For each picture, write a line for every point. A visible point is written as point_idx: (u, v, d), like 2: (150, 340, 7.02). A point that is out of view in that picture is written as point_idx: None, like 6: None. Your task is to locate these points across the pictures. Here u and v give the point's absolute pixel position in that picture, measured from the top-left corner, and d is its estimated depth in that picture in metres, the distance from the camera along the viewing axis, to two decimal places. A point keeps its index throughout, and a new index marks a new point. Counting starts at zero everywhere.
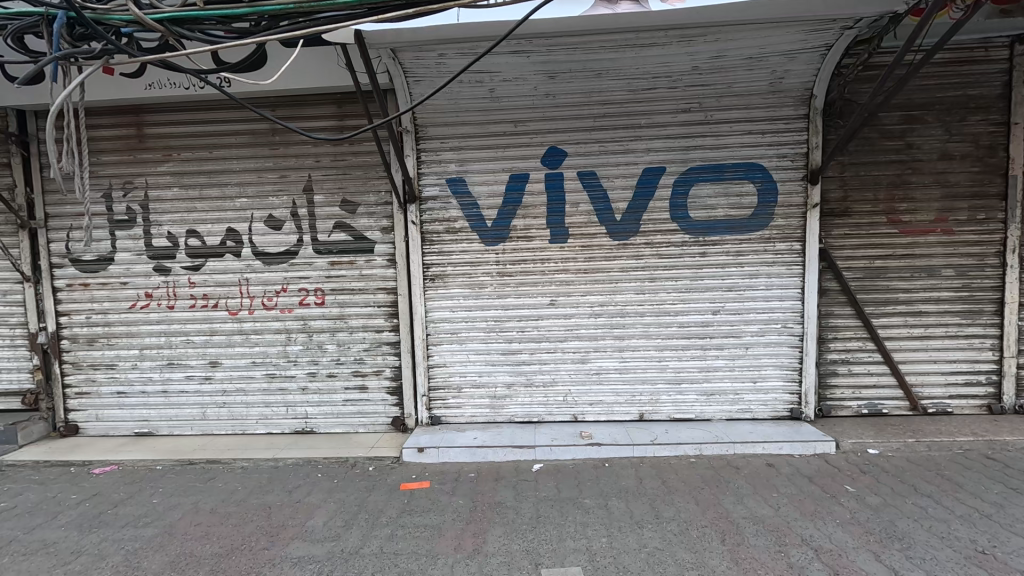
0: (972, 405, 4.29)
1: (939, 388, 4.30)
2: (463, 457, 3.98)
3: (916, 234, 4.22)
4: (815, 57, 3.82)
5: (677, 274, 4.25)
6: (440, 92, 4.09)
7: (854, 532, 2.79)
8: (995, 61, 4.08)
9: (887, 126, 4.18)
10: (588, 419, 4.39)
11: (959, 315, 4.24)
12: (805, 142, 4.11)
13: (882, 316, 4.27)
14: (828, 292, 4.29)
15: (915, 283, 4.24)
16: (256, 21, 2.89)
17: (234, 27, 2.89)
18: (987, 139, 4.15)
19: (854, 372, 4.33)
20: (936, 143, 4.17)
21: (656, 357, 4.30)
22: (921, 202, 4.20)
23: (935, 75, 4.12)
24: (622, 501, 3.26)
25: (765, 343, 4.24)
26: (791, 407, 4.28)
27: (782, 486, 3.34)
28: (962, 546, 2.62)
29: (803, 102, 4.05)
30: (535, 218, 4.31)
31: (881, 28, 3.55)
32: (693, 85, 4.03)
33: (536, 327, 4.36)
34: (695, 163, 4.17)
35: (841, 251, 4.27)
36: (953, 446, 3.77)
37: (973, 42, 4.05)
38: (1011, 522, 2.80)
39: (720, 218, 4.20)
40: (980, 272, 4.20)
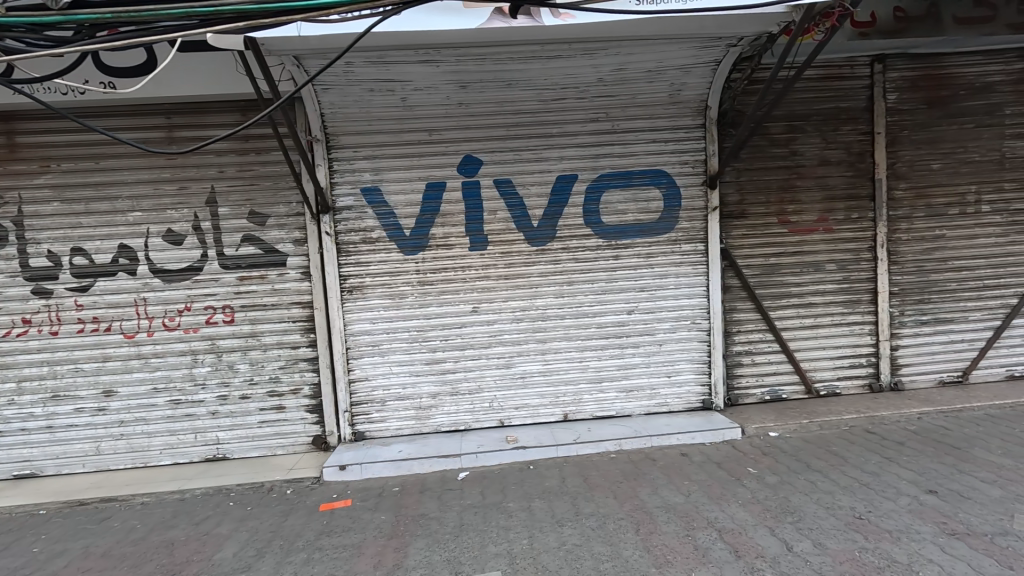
0: (857, 385, 4.76)
1: (829, 372, 4.73)
2: (388, 471, 3.90)
3: (803, 233, 4.63)
4: (707, 71, 4.12)
5: (592, 277, 4.41)
6: (351, 100, 4.02)
7: (753, 510, 3.00)
8: (859, 78, 4.59)
9: (773, 135, 4.57)
10: (514, 423, 4.44)
11: (841, 305, 4.69)
12: (703, 150, 4.41)
13: (777, 309, 4.65)
14: (730, 288, 4.61)
15: (804, 278, 4.65)
16: (75, 29, 2.67)
17: (50, 35, 2.67)
18: (857, 147, 4.64)
19: (757, 361, 4.67)
20: (815, 150, 4.61)
21: (577, 358, 4.43)
22: (806, 203, 4.63)
23: (812, 89, 4.57)
24: (545, 501, 3.33)
25: (677, 338, 4.48)
26: (703, 397, 4.55)
27: (694, 473, 3.54)
28: (843, 514, 2.88)
29: (700, 112, 4.36)
30: (453, 225, 4.32)
31: (761, 46, 3.90)
32: (600, 96, 4.21)
33: (459, 334, 4.35)
34: (605, 170, 4.36)
35: (740, 250, 4.60)
36: (841, 424, 4.16)
37: (841, 60, 4.54)
38: (885, 489, 3.12)
39: (631, 222, 4.41)
40: (857, 265, 4.68)
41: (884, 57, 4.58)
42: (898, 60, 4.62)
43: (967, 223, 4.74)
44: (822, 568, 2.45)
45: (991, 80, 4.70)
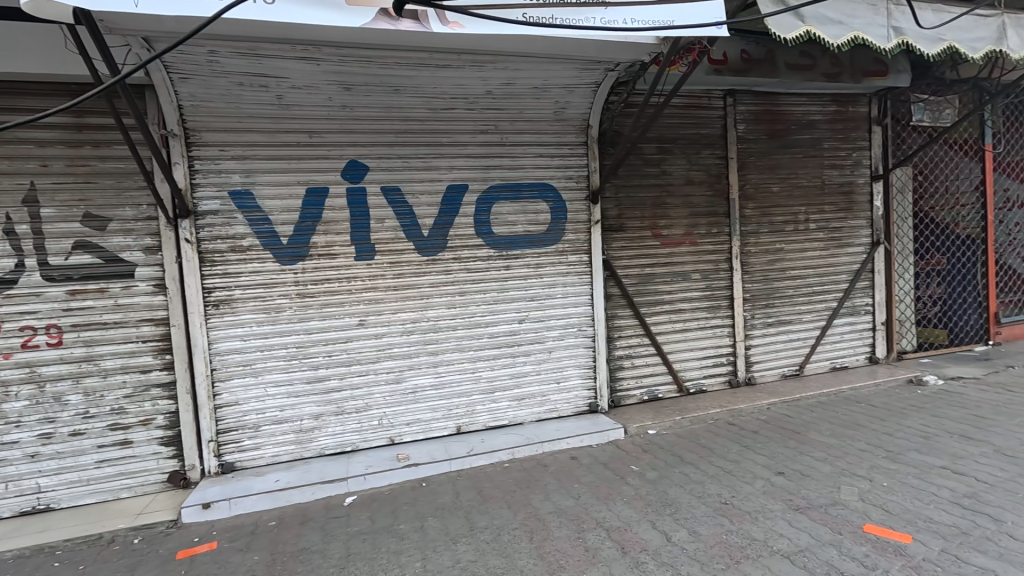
0: (719, 381, 5.31)
1: (697, 371, 5.23)
2: (262, 505, 3.51)
3: (673, 246, 5.09)
4: (588, 92, 4.37)
5: (484, 287, 4.41)
6: (216, 94, 3.62)
7: (636, 506, 3.18)
8: (715, 109, 5.19)
9: (646, 155, 4.98)
10: (406, 439, 4.27)
11: (705, 310, 5.22)
12: (586, 166, 4.66)
13: (653, 315, 5.04)
14: (612, 296, 4.91)
15: (674, 286, 5.10)
16: None
17: None
18: (715, 170, 5.22)
19: (636, 364, 5.00)
20: (681, 171, 5.10)
21: (470, 369, 4.39)
22: (675, 219, 5.10)
23: (677, 116, 5.05)
24: (439, 519, 3.22)
25: (565, 346, 4.64)
26: (590, 401, 4.75)
27: (583, 475, 3.67)
28: (712, 501, 3.17)
29: (582, 130, 4.60)
30: (337, 234, 4.06)
31: (635, 73, 4.23)
32: (489, 108, 4.25)
33: (344, 350, 4.08)
34: (495, 182, 4.41)
35: (619, 260, 4.93)
36: (708, 418, 4.60)
37: (700, 92, 5.09)
38: (744, 474, 3.49)
39: (521, 233, 4.50)
40: (718, 274, 5.25)
41: (734, 92, 5.22)
42: (745, 96, 5.29)
43: (799, 238, 5.55)
44: (697, 554, 2.64)
45: (813, 118, 5.58)
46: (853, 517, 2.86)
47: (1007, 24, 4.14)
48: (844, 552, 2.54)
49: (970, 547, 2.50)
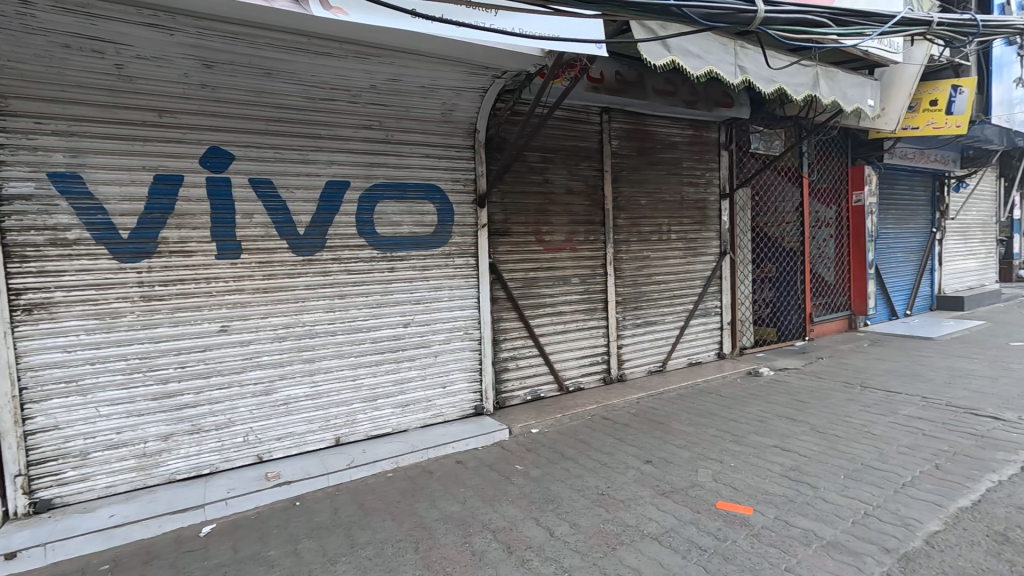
0: (595, 378, 5.66)
1: (575, 370, 5.52)
2: (92, 546, 2.96)
3: (555, 251, 5.32)
4: (476, 96, 4.38)
5: (366, 290, 4.20)
6: (29, 54, 2.97)
7: (521, 504, 3.26)
8: (592, 124, 5.53)
9: (531, 163, 5.14)
10: (276, 456, 3.89)
11: (583, 312, 5.54)
12: (472, 170, 4.68)
13: (536, 317, 5.21)
14: (498, 299, 4.99)
15: (556, 290, 5.34)
16: None
17: None
18: (592, 181, 5.57)
19: (520, 365, 5.13)
20: (562, 180, 5.36)
21: (350, 376, 4.14)
22: (556, 225, 5.33)
23: (559, 128, 5.30)
24: (315, 539, 2.99)
25: (450, 350, 4.60)
26: (475, 404, 4.76)
27: (469, 479, 3.66)
28: (590, 492, 3.36)
29: (469, 134, 4.61)
30: (194, 228, 3.59)
31: (521, 83, 4.35)
32: (373, 103, 4.06)
33: (202, 360, 3.61)
34: (379, 180, 4.23)
35: (505, 264, 5.02)
36: (586, 414, 4.87)
37: (580, 106, 5.39)
38: (618, 465, 3.75)
39: (406, 235, 4.37)
40: (594, 278, 5.60)
41: (609, 110, 5.62)
42: (619, 114, 5.72)
43: (663, 247, 6.15)
44: (577, 545, 2.77)
45: (675, 140, 6.21)
46: (707, 496, 3.21)
47: (820, 75, 5.00)
48: (701, 528, 2.84)
49: (795, 512, 2.95)
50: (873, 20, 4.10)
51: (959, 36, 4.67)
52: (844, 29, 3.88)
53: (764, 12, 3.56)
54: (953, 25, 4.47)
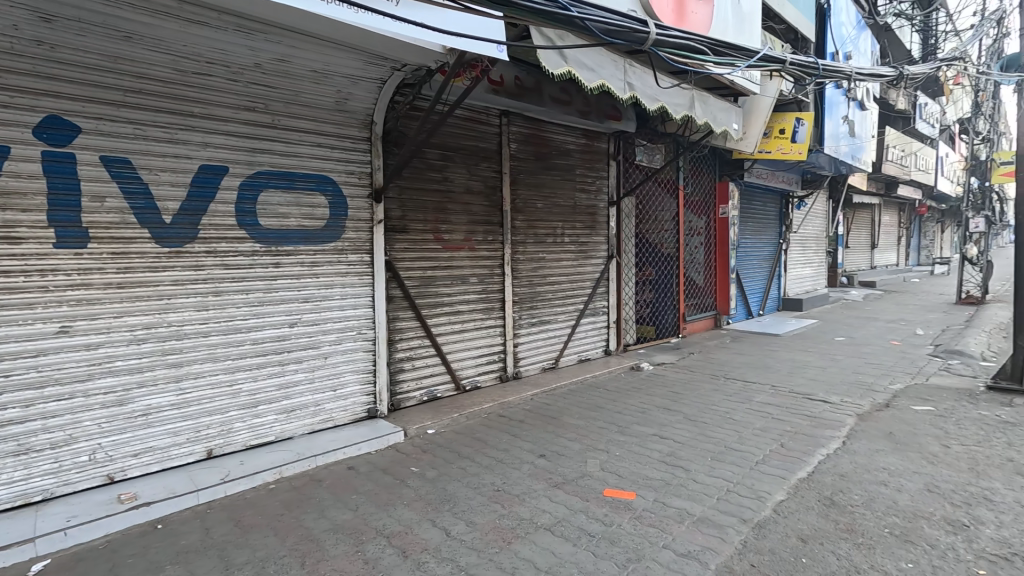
0: (492, 377, 5.73)
1: (471, 369, 5.53)
2: None
3: (453, 250, 5.30)
4: (373, 87, 4.21)
5: (246, 287, 3.83)
6: None
7: (416, 507, 3.19)
8: (492, 126, 5.59)
9: (430, 160, 5.07)
10: (132, 475, 3.40)
11: (481, 311, 5.58)
12: (368, 163, 4.50)
13: (433, 316, 5.15)
14: (394, 298, 4.84)
15: (453, 289, 5.32)
16: None
17: None
18: (491, 182, 5.63)
19: (416, 366, 5.03)
20: (461, 179, 5.35)
21: (226, 382, 3.75)
22: (455, 224, 5.31)
23: (459, 127, 5.28)
24: (181, 565, 2.66)
25: (342, 351, 4.37)
26: (368, 407, 4.58)
27: (360, 485, 3.51)
28: (486, 489, 3.39)
29: (365, 125, 4.43)
30: (25, 211, 3.01)
31: (421, 78, 4.26)
32: (257, 84, 3.72)
33: (33, 368, 3.04)
34: (263, 168, 3.90)
35: (401, 262, 4.89)
36: (482, 413, 4.91)
37: (480, 107, 5.42)
38: (513, 461, 3.83)
39: (294, 228, 4.08)
40: (492, 278, 5.67)
41: (508, 114, 5.72)
42: (518, 118, 5.84)
43: (557, 249, 6.41)
44: (474, 543, 2.78)
45: (569, 147, 6.50)
46: (595, 484, 3.41)
47: (695, 98, 5.55)
48: (590, 516, 3.00)
49: (671, 493, 3.24)
50: (741, 53, 4.64)
51: (805, 74, 5.44)
52: (718, 58, 4.35)
53: (655, 33, 3.90)
54: (802, 64, 5.19)
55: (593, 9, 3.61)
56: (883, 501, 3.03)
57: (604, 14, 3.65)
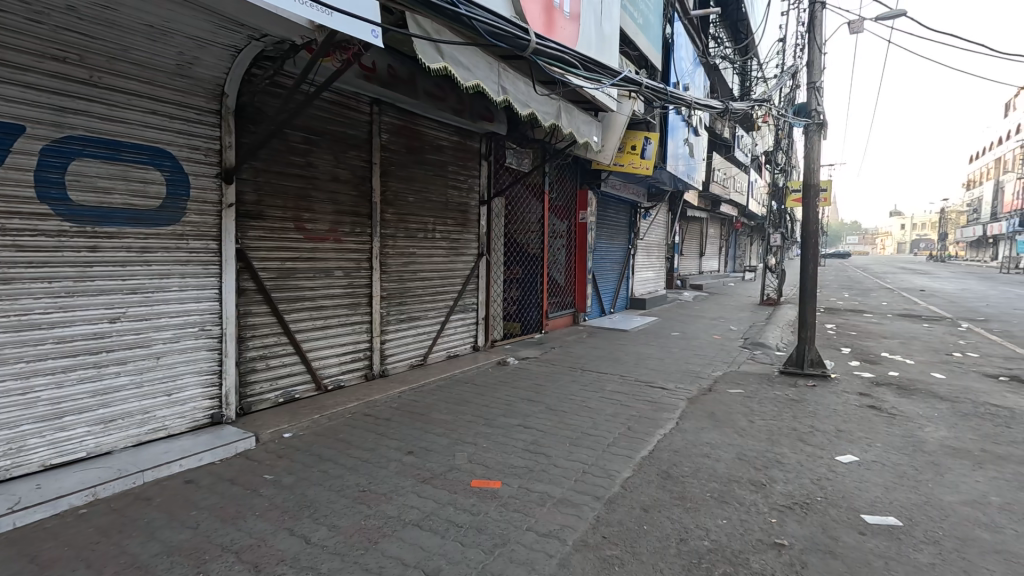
0: (356, 375, 5.49)
1: (334, 368, 5.24)
2: None
3: (316, 241, 4.96)
4: (225, 55, 3.76)
5: (50, 273, 3.16)
6: None
7: (271, 516, 2.94)
8: (362, 113, 5.34)
9: (291, 143, 4.68)
10: None
11: (346, 307, 5.31)
12: (217, 139, 4.01)
13: (292, 312, 4.76)
14: (245, 291, 4.37)
15: (316, 282, 4.98)
16: None
17: None
18: (360, 171, 5.38)
19: (272, 366, 4.61)
20: (327, 166, 5.03)
21: (18, 390, 3.06)
22: (319, 214, 4.97)
23: (326, 110, 4.96)
24: None
25: (180, 350, 3.84)
26: (211, 413, 4.08)
27: (201, 500, 3.11)
28: (350, 491, 3.25)
29: (215, 97, 3.95)
30: None
31: (284, 52, 3.89)
32: (71, 30, 3.09)
33: None
34: (76, 132, 3.25)
35: (256, 251, 4.44)
36: (345, 412, 4.68)
37: (349, 92, 5.15)
38: (380, 460, 3.71)
39: (118, 207, 3.47)
40: (359, 272, 5.42)
41: (380, 102, 5.52)
42: (390, 108, 5.66)
43: (428, 245, 6.35)
44: (337, 547, 2.65)
45: (442, 143, 6.48)
46: (463, 476, 3.47)
47: (562, 109, 5.92)
48: (458, 507, 3.04)
49: (534, 479, 3.43)
50: (607, 73, 5.11)
51: (658, 100, 6.13)
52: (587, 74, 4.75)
53: (535, 44, 4.16)
54: (655, 90, 5.85)
55: (481, 11, 3.76)
56: (706, 470, 3.55)
57: (491, 18, 3.82)
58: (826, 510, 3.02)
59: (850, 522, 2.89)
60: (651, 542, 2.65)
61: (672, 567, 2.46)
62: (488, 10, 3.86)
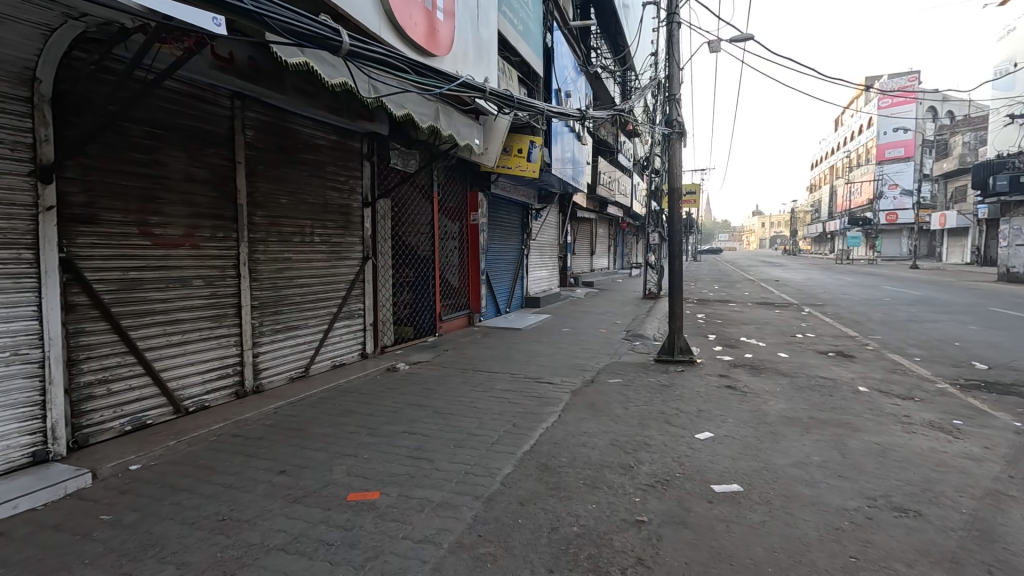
0: (224, 394, 5.02)
1: (197, 387, 4.75)
2: None
3: (167, 247, 4.46)
4: (34, 34, 3.24)
5: None
6: None
7: (106, 562, 2.58)
8: (220, 107, 4.89)
9: (130, 138, 4.16)
10: None
11: (208, 320, 4.83)
12: (29, 132, 3.45)
13: (140, 328, 4.23)
14: (77, 307, 3.81)
15: (169, 293, 4.47)
16: None
17: None
18: (221, 170, 4.93)
19: (115, 391, 4.06)
20: (179, 165, 4.54)
21: None
22: (170, 217, 4.48)
23: (174, 102, 4.47)
24: None
25: None
26: (33, 450, 3.49)
27: (14, 554, 2.65)
28: (207, 522, 2.95)
29: (23, 82, 3.39)
30: None
31: (112, 34, 3.43)
32: None
33: None
34: None
35: (89, 261, 3.89)
36: (209, 435, 4.25)
37: (203, 83, 4.68)
38: (245, 484, 3.42)
39: None
40: (222, 280, 4.96)
41: (242, 97, 5.10)
42: (254, 103, 5.26)
43: (305, 249, 5.99)
44: None
45: (318, 142, 6.14)
46: (339, 491, 3.31)
47: (439, 110, 5.89)
48: (330, 524, 2.90)
49: (414, 485, 3.37)
50: (442, 78, 5.04)
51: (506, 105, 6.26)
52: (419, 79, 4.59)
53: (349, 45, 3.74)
54: (498, 96, 5.97)
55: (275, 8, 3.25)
56: (582, 459, 3.75)
57: (290, 15, 3.32)
58: (683, 484, 3.33)
59: (701, 493, 3.21)
60: (524, 535, 2.74)
61: (542, 556, 2.55)
62: (283, 7, 3.38)
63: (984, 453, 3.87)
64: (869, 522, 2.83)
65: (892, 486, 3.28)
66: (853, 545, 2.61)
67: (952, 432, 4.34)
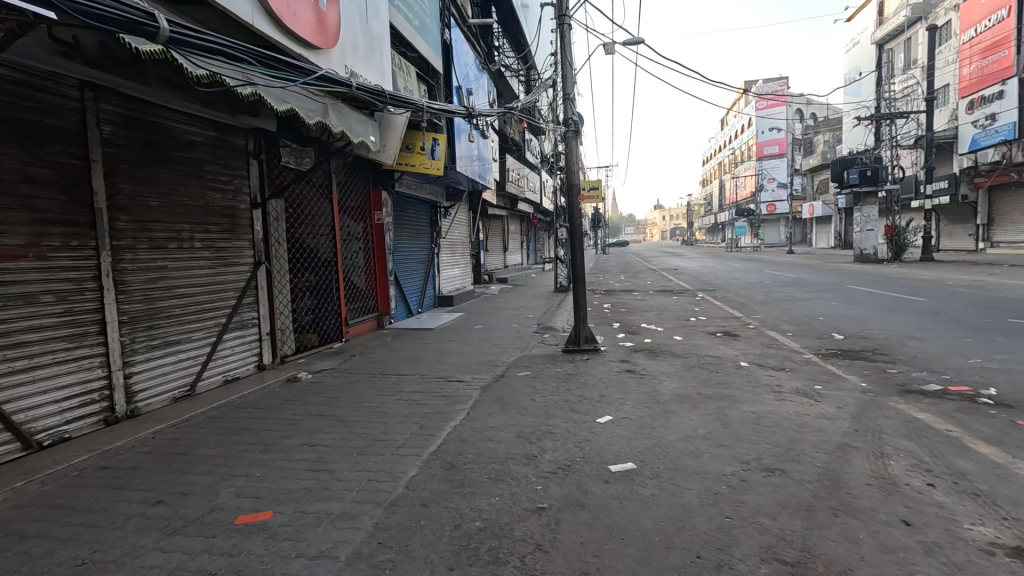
0: (89, 423, 4.45)
1: (53, 418, 4.17)
2: None
3: (4, 259, 3.86)
4: None
5: None
6: None
7: None
8: (66, 98, 4.31)
9: None
10: None
11: (64, 341, 4.25)
12: None
13: None
14: None
15: (9, 312, 3.87)
16: None
17: None
18: (70, 170, 4.35)
19: None
20: (13, 164, 3.95)
21: None
22: (5, 224, 3.88)
23: (3, 91, 3.87)
24: None
25: None
26: None
27: None
28: (63, 568, 2.60)
29: None
30: None
31: None
32: None
33: None
34: None
35: None
36: (69, 471, 3.75)
37: (42, 71, 4.09)
38: (113, 520, 3.06)
39: None
40: (80, 295, 4.39)
41: (94, 87, 4.53)
42: (110, 94, 4.69)
43: (184, 256, 5.46)
44: None
45: (194, 139, 5.61)
46: (226, 515, 3.07)
47: (328, 107, 5.65)
48: (214, 552, 2.68)
49: (311, 500, 3.21)
50: (296, 73, 4.79)
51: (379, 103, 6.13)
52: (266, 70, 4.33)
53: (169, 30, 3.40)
54: (368, 92, 5.76)
55: None
56: (487, 453, 3.79)
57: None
58: (583, 467, 3.47)
59: (599, 474, 3.36)
60: (426, 536, 2.71)
61: (443, 555, 2.54)
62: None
63: (837, 412, 4.44)
64: (743, 484, 3.14)
65: (762, 449, 3.65)
66: (728, 506, 2.88)
67: (813, 396, 4.92)
